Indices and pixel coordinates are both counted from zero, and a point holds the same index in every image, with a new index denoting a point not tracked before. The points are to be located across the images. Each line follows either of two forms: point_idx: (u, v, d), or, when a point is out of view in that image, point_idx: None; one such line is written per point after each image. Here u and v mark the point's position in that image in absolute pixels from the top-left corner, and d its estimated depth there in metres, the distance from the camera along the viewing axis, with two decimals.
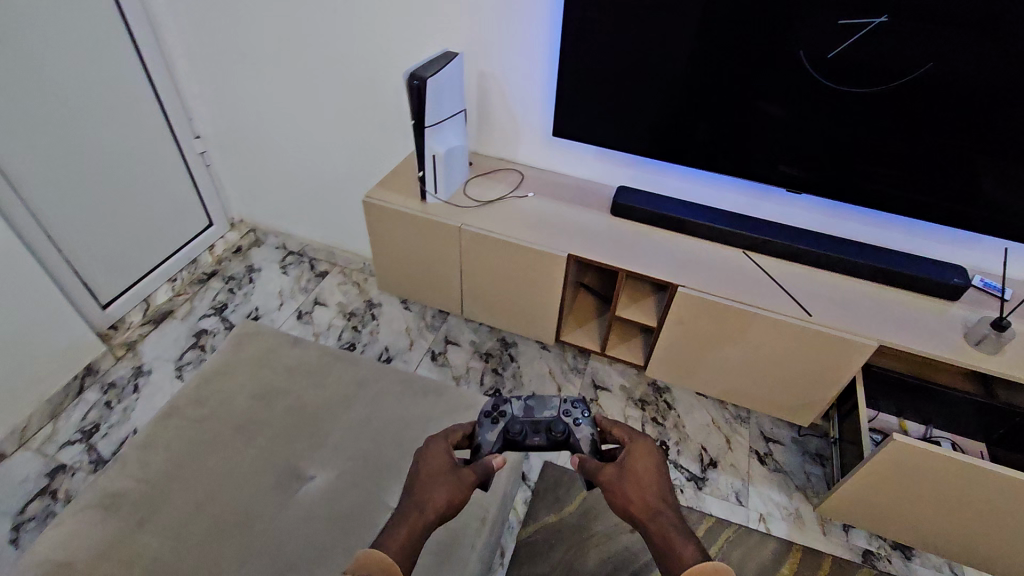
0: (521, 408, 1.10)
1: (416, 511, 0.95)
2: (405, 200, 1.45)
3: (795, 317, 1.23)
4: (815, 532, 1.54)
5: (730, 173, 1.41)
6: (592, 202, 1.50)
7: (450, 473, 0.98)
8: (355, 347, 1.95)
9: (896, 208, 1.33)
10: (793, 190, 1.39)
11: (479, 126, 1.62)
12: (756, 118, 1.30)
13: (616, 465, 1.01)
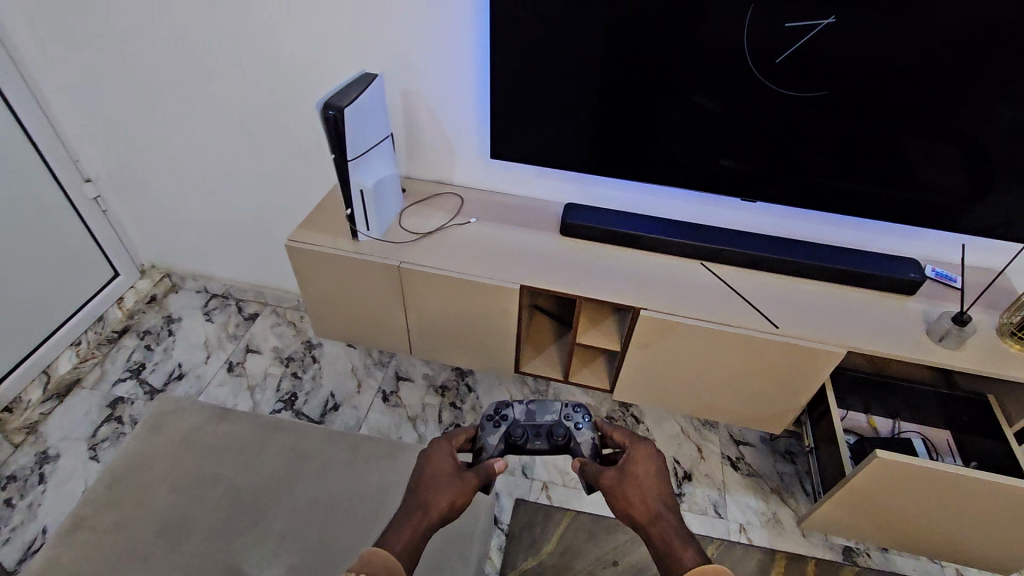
0: (522, 413, 1.25)
1: (420, 514, 0.97)
2: (334, 241, 1.31)
3: (762, 330, 1.18)
4: (795, 535, 1.52)
5: (681, 181, 1.34)
6: (539, 223, 1.41)
7: (455, 478, 1.02)
8: (298, 398, 1.78)
9: (848, 205, 1.30)
10: (745, 194, 1.34)
11: (409, 149, 1.48)
12: (703, 124, 1.24)
13: (618, 470, 1.11)
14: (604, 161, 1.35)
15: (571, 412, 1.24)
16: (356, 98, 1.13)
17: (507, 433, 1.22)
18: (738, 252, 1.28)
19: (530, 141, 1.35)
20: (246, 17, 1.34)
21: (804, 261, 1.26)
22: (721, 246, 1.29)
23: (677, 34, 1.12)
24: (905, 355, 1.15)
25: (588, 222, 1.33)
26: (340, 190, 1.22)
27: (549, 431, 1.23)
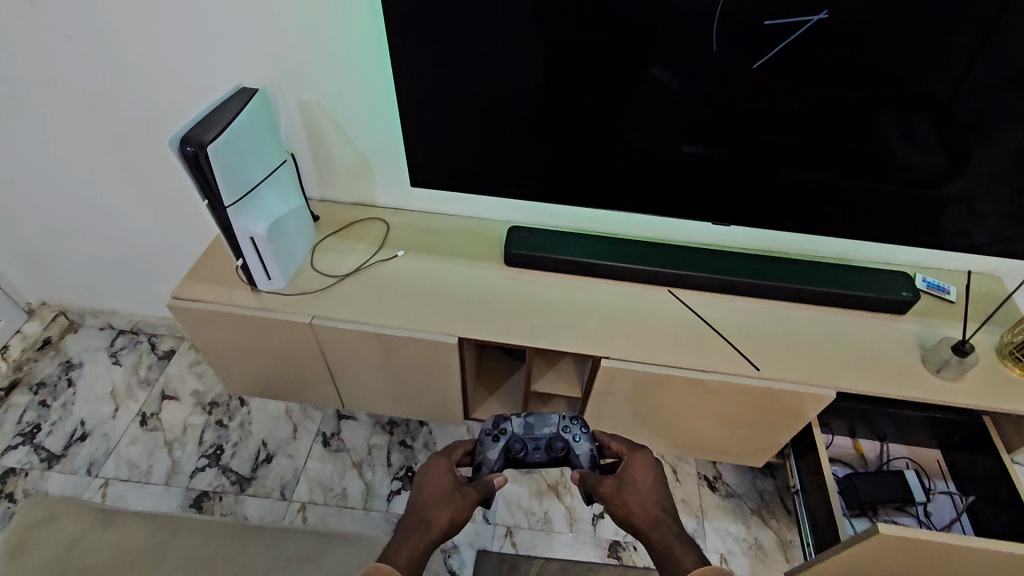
0: (520, 427, 1.08)
1: (420, 532, 0.95)
2: (231, 296, 1.08)
3: (740, 373, 1.02)
4: (777, 560, 1.42)
5: (643, 192, 1.17)
6: (480, 251, 1.20)
7: (453, 494, 0.99)
8: (224, 451, 1.56)
9: (827, 212, 1.15)
10: (714, 205, 1.17)
11: (320, 169, 1.24)
12: (661, 129, 1.05)
13: (616, 478, 1.01)
14: (550, 176, 1.15)
15: (569, 423, 1.08)
16: (226, 128, 0.90)
17: (505, 448, 1.06)
18: (709, 277, 1.11)
19: (461, 157, 1.14)
20: (91, 18, 1.05)
21: (783, 283, 1.10)
22: (690, 271, 1.12)
23: (627, 27, 0.92)
24: (899, 390, 1.01)
25: (535, 252, 1.14)
26: (224, 237, 1.00)
27: (546, 444, 1.06)
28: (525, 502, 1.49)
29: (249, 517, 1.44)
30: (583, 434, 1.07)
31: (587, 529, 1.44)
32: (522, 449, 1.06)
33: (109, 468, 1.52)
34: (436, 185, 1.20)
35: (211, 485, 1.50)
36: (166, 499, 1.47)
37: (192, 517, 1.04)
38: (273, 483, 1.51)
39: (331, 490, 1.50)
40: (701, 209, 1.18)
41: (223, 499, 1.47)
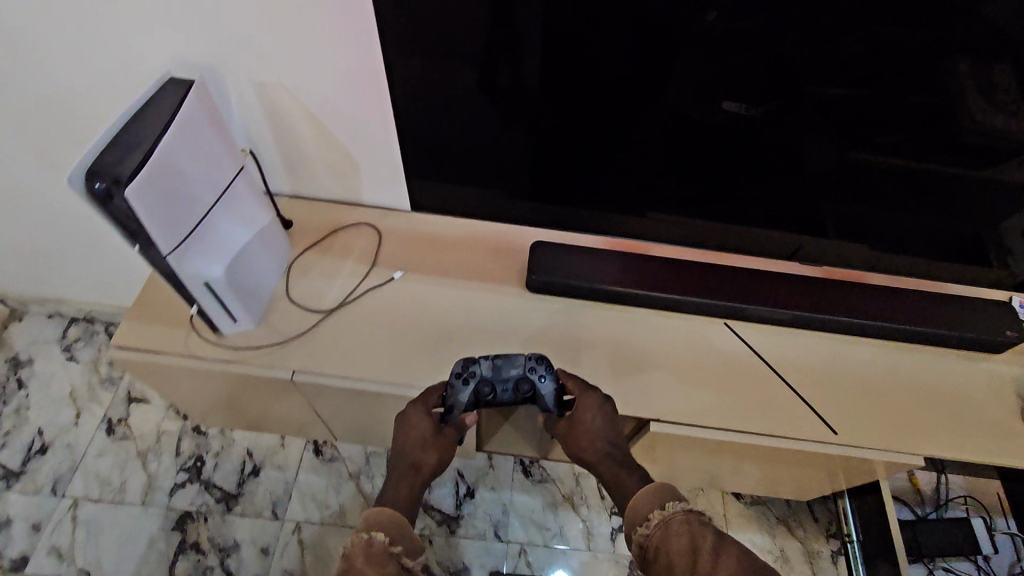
0: (487, 368, 0.85)
1: (411, 476, 0.85)
2: (189, 341, 0.86)
3: (799, 438, 0.88)
4: (805, 572, 1.35)
5: (668, 185, 0.92)
6: (495, 270, 0.99)
7: (431, 441, 0.85)
8: (205, 463, 1.41)
9: (890, 209, 0.92)
10: (751, 199, 0.94)
11: (288, 162, 0.98)
12: (702, 114, 0.84)
13: (565, 418, 0.90)
14: (574, 177, 0.93)
15: (538, 362, 0.85)
16: (153, 149, 0.65)
17: (473, 394, 0.84)
18: (773, 311, 0.94)
19: (460, 150, 0.91)
20: None
21: (855, 319, 0.94)
22: (751, 305, 0.94)
23: None
24: (988, 455, 0.87)
25: (569, 279, 0.94)
26: (170, 284, 0.76)
27: (515, 388, 0.84)
28: (538, 516, 1.39)
29: (240, 540, 1.32)
30: (552, 372, 0.86)
31: (605, 544, 1.36)
32: (494, 393, 0.85)
33: (77, 485, 1.36)
34: (436, 194, 0.96)
35: (194, 503, 1.36)
36: (146, 521, 1.33)
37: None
38: (262, 500, 1.37)
39: (327, 506, 1.37)
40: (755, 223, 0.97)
41: (209, 520, 1.34)
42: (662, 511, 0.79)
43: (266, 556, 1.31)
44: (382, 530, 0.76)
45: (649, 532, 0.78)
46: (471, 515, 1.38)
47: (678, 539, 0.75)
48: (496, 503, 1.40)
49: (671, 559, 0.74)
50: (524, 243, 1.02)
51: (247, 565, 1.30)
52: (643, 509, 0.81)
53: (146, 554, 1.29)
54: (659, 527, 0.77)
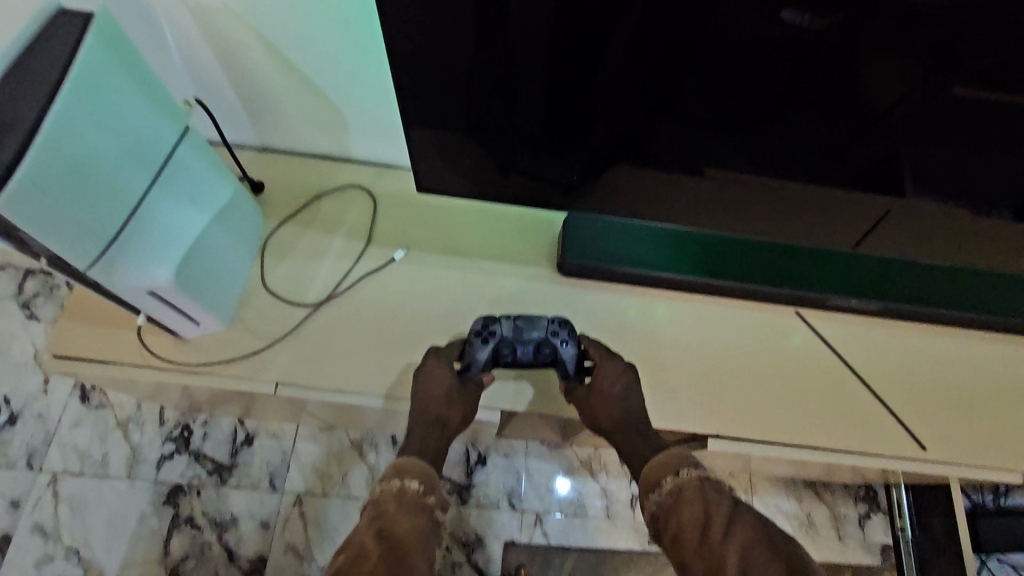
0: (506, 329, 0.77)
1: (437, 431, 0.76)
2: (149, 347, 0.73)
3: (857, 457, 0.76)
4: (829, 538, 1.29)
5: (702, 138, 0.67)
6: (511, 247, 0.86)
7: (456, 396, 0.76)
8: (193, 432, 1.29)
9: (1004, 165, 0.65)
10: (823, 157, 0.67)
11: (252, 111, 0.80)
12: (751, 53, 0.58)
13: (583, 386, 0.79)
14: (581, 136, 0.68)
15: (562, 326, 0.78)
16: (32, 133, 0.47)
17: (492, 354, 0.76)
18: (841, 299, 0.81)
19: (426, 101, 0.66)
20: None
21: (938, 310, 0.82)
22: (814, 294, 0.81)
23: None
24: None
25: (602, 264, 0.82)
26: (103, 293, 0.62)
27: (535, 352, 0.76)
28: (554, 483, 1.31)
29: (238, 514, 1.25)
30: (574, 338, 0.78)
31: (624, 513, 1.30)
32: (513, 357, 0.76)
33: (55, 459, 1.25)
34: (414, 167, 0.73)
35: (184, 476, 1.26)
36: (132, 496, 1.24)
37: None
38: (258, 472, 1.28)
39: (329, 478, 1.28)
40: (823, 203, 0.73)
41: (202, 493, 1.25)
42: (677, 477, 0.71)
43: (266, 530, 1.24)
44: (417, 479, 0.70)
45: (661, 501, 0.70)
46: (484, 484, 1.29)
47: (691, 511, 0.67)
48: (509, 471, 1.31)
49: (679, 531, 0.67)
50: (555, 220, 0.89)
51: (247, 539, 1.24)
52: (656, 474, 0.72)
53: (137, 531, 1.23)
54: (671, 496, 0.70)
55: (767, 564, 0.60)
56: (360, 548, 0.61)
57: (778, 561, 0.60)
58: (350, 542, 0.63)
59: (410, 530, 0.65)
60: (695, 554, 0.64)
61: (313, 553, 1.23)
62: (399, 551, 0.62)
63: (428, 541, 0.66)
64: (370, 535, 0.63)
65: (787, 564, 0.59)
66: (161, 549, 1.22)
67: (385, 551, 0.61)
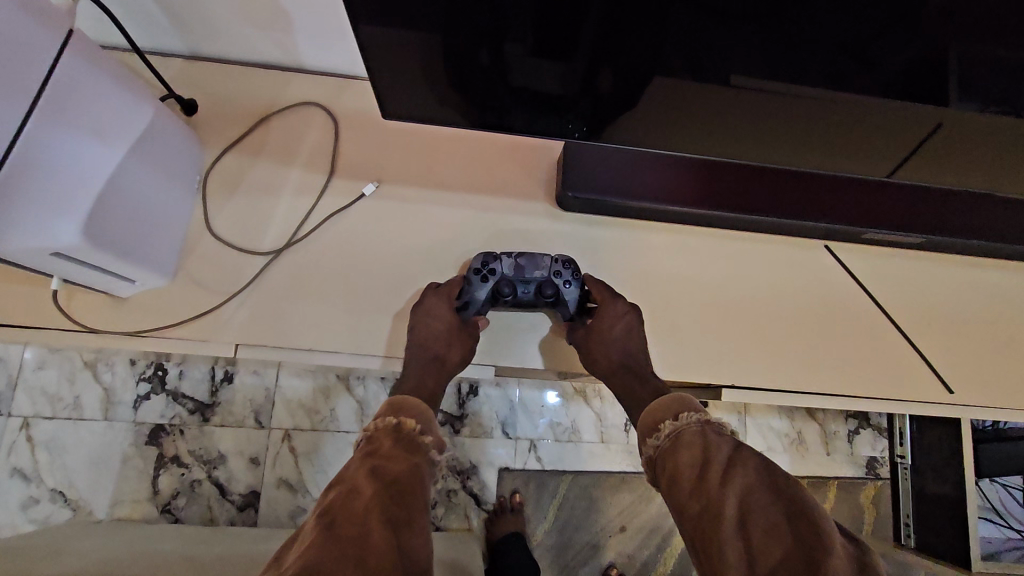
0: (507, 267, 0.69)
1: (434, 370, 0.69)
2: (90, 307, 0.65)
3: (858, 399, 0.75)
4: (819, 455, 1.26)
5: (735, 49, 0.53)
6: (502, 174, 0.75)
7: (456, 336, 0.70)
8: (168, 371, 1.23)
9: None
10: (880, 70, 0.54)
11: (172, 13, 0.65)
12: None
13: (582, 328, 0.72)
14: (587, 48, 0.54)
15: (566, 265, 0.69)
16: None
17: (492, 294, 0.68)
18: (868, 229, 0.74)
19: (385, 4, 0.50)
20: None
21: (966, 239, 0.75)
22: (838, 224, 0.74)
23: None
24: None
25: (607, 196, 0.71)
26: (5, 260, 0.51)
27: (537, 293, 0.69)
28: (548, 411, 1.28)
29: (225, 452, 1.21)
30: (578, 279, 0.70)
31: (619, 436, 1.30)
32: (513, 296, 0.68)
33: (24, 403, 1.18)
34: (377, 88, 0.59)
35: (165, 416, 1.21)
36: (113, 438, 1.20)
37: (162, 566, 0.83)
38: (242, 409, 1.23)
39: (316, 413, 1.24)
40: (871, 124, 0.62)
41: (186, 432, 1.21)
42: (676, 422, 0.63)
43: (256, 466, 1.22)
44: (414, 418, 0.64)
45: (658, 445, 0.64)
46: (477, 412, 1.26)
47: (688, 452, 0.60)
48: (503, 400, 1.27)
49: (675, 473, 0.60)
50: (549, 145, 0.77)
51: (237, 476, 1.21)
52: (653, 417, 0.66)
53: (122, 471, 1.19)
54: (669, 439, 0.63)
55: (768, 504, 0.53)
56: (355, 483, 0.55)
57: (778, 501, 0.53)
58: (342, 477, 0.56)
59: (407, 469, 0.58)
60: (690, 496, 0.58)
61: (307, 486, 1.22)
62: (396, 488, 0.55)
63: (425, 481, 0.59)
64: (364, 472, 0.56)
65: (789, 505, 0.53)
66: (150, 488, 1.19)
67: (381, 488, 0.54)
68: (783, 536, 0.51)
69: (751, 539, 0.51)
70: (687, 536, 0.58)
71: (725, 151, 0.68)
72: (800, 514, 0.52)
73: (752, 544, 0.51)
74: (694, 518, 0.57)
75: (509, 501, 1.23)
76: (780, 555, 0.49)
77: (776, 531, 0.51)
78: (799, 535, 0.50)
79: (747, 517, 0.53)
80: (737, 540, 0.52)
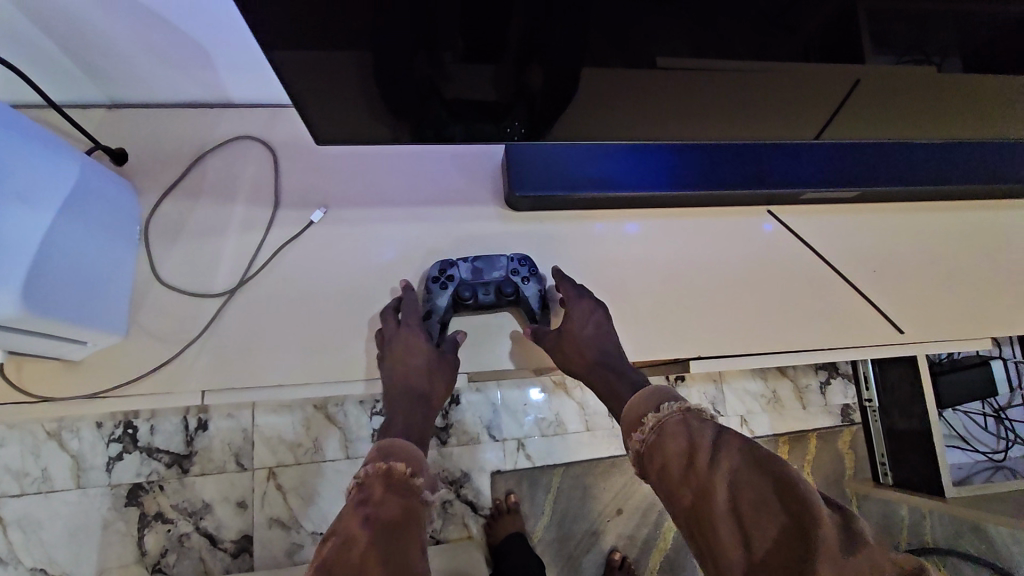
0: (465, 272, 0.71)
1: (422, 408, 0.68)
2: (40, 376, 0.62)
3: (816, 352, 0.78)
4: (795, 410, 1.30)
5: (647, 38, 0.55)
6: (448, 183, 0.76)
7: (437, 368, 0.68)
8: (139, 428, 1.19)
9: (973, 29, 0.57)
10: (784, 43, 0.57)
11: (86, 63, 0.63)
12: None
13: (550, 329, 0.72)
14: (510, 52, 0.55)
15: (522, 263, 0.71)
16: None
17: (453, 300, 0.69)
18: (804, 190, 0.77)
19: (301, 35, 0.50)
20: None
21: (892, 187, 0.79)
22: (775, 190, 0.77)
23: None
24: (1001, 324, 0.83)
25: (553, 192, 0.72)
26: None
27: (497, 294, 0.70)
28: (532, 408, 1.29)
29: (210, 500, 1.18)
30: (537, 275, 0.72)
31: (603, 422, 1.31)
32: (474, 300, 0.69)
33: None
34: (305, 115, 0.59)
35: (142, 474, 1.17)
36: (89, 506, 1.15)
37: None
38: (221, 454, 1.20)
39: (299, 447, 1.22)
40: (794, 89, 0.64)
41: (166, 487, 1.17)
42: (658, 413, 0.64)
43: (245, 510, 1.19)
44: (406, 460, 0.62)
45: (643, 439, 0.64)
46: (461, 420, 1.26)
47: (673, 443, 0.61)
48: (485, 404, 1.28)
49: (665, 465, 0.61)
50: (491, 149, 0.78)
51: (225, 523, 1.18)
52: (636, 411, 0.66)
53: (105, 537, 1.15)
54: (653, 432, 0.63)
55: (757, 485, 0.55)
56: (348, 534, 0.54)
57: (767, 480, 0.55)
58: (335, 525, 0.56)
59: (401, 516, 0.57)
60: (682, 485, 0.59)
61: (300, 522, 1.20)
62: (392, 537, 0.55)
63: (420, 524, 0.59)
64: (357, 520, 0.55)
65: (777, 482, 0.54)
66: (137, 551, 1.15)
67: (376, 539, 0.54)
68: (775, 514, 0.53)
69: (745, 521, 0.54)
70: (682, 524, 0.60)
71: (658, 133, 0.71)
72: (789, 490, 0.54)
73: (746, 526, 0.53)
74: (688, 506, 0.58)
75: (504, 504, 1.23)
76: (774, 534, 0.52)
77: (768, 509, 0.53)
78: (790, 512, 0.52)
79: (738, 500, 0.55)
80: (732, 524, 0.54)
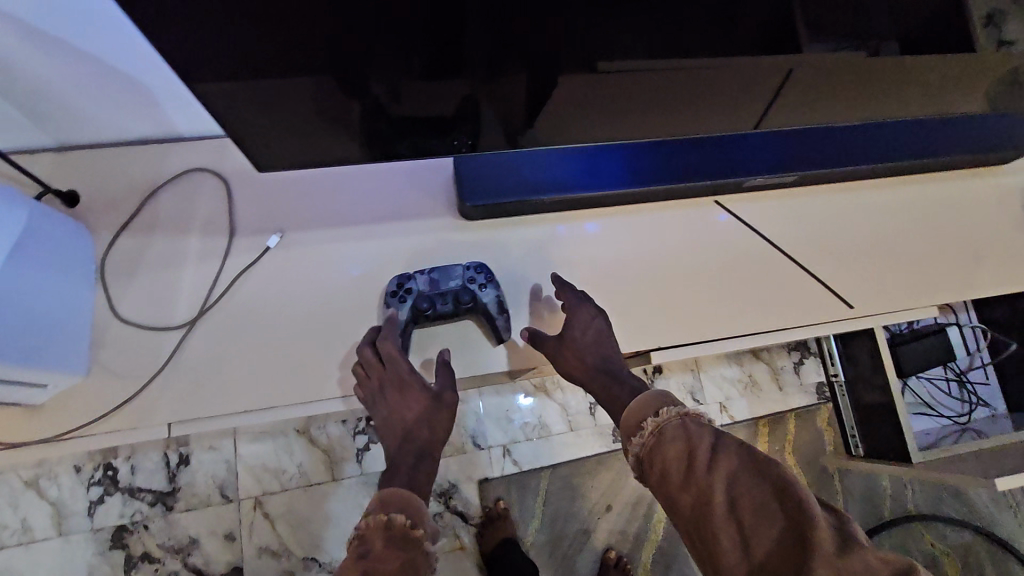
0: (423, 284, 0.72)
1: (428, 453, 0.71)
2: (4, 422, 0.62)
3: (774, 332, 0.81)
4: (772, 391, 1.33)
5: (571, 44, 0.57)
6: (403, 197, 0.77)
7: (435, 413, 0.70)
8: (118, 469, 1.17)
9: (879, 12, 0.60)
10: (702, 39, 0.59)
11: (27, 109, 0.64)
12: None
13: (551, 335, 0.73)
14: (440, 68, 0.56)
15: (478, 272, 0.72)
16: None
17: (413, 312, 0.70)
18: (748, 178, 0.80)
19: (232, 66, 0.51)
20: None
21: (830, 168, 0.83)
22: (721, 179, 0.80)
23: None
24: (947, 290, 0.86)
25: (505, 199, 0.74)
26: None
27: (455, 302, 0.70)
28: (514, 414, 1.30)
29: (197, 535, 1.17)
30: (495, 282, 0.73)
31: (586, 420, 1.33)
32: (433, 310, 0.70)
33: None
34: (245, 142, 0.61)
35: (125, 515, 1.16)
36: (72, 553, 1.13)
37: None
38: (205, 488, 1.19)
39: (283, 472, 1.22)
40: (723, 82, 0.67)
41: (151, 526, 1.16)
42: (656, 417, 0.65)
43: (233, 541, 1.18)
44: (405, 510, 0.64)
45: (642, 443, 0.65)
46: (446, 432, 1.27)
47: (673, 448, 0.62)
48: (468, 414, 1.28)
49: (664, 469, 0.62)
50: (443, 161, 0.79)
51: (215, 557, 1.17)
52: (635, 416, 0.68)
53: None
54: (653, 436, 0.64)
55: (755, 488, 0.57)
56: None
57: (765, 483, 0.57)
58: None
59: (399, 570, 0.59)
60: (682, 489, 0.60)
61: (290, 549, 1.19)
62: None
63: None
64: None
65: (774, 485, 0.56)
66: None
67: None
68: (774, 516, 0.55)
69: (743, 523, 0.56)
70: (682, 527, 0.62)
71: (599, 133, 0.73)
72: (785, 493, 0.56)
73: (745, 528, 0.55)
74: (688, 510, 0.60)
75: (494, 510, 1.24)
76: (772, 536, 0.54)
77: (766, 511, 0.55)
78: (788, 515, 0.54)
79: (737, 504, 0.56)
80: (731, 528, 0.56)
